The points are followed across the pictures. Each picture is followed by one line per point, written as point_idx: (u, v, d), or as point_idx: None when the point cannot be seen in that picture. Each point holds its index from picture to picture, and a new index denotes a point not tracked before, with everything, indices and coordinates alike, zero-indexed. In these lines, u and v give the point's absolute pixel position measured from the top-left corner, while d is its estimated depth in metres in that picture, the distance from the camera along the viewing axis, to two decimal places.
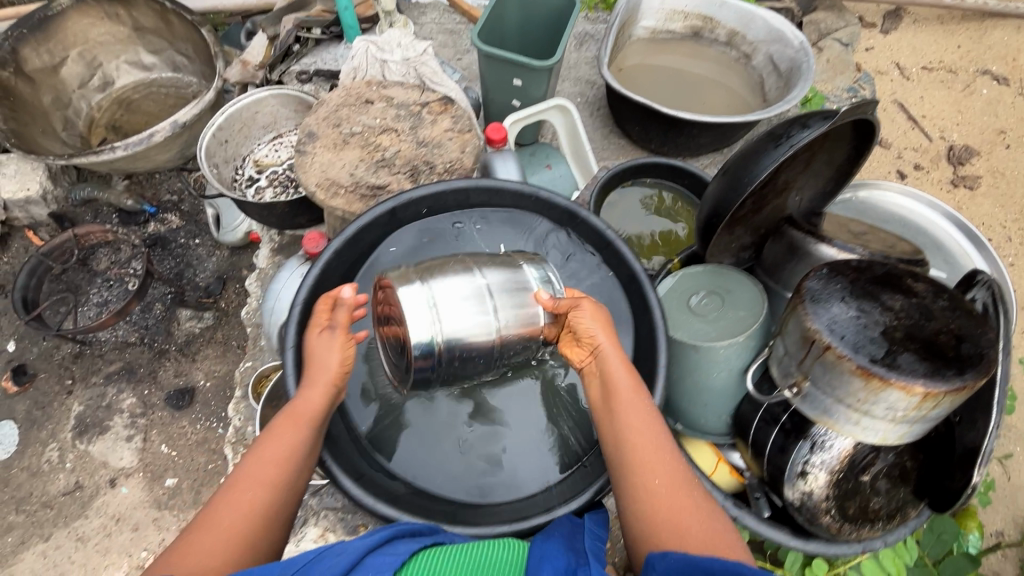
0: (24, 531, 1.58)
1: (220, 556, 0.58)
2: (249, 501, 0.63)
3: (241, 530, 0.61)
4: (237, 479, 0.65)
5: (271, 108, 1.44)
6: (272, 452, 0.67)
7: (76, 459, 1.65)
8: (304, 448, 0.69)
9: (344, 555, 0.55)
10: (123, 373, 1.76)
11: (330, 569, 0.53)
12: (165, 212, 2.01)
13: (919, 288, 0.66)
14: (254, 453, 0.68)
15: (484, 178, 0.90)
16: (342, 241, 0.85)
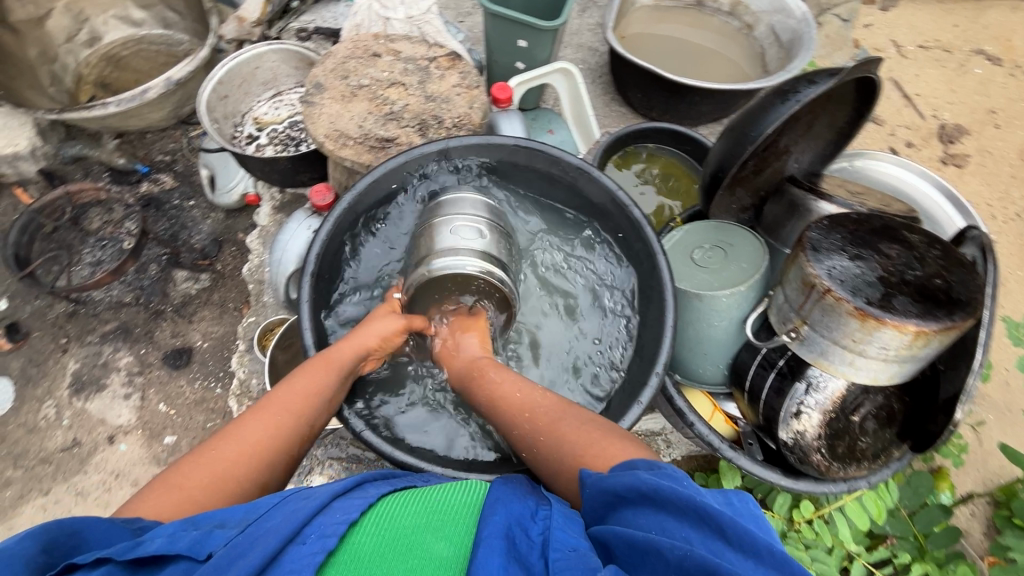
0: (23, 486, 1.58)
1: (238, 468, 0.64)
2: (271, 429, 0.68)
3: (254, 456, 0.66)
4: (263, 405, 0.71)
5: (272, 64, 1.42)
6: (302, 387, 0.73)
7: (74, 416, 1.66)
8: (328, 392, 0.75)
9: (311, 499, 0.54)
10: (119, 333, 1.75)
11: (296, 510, 0.52)
12: (158, 172, 1.97)
13: (914, 239, 0.69)
14: (285, 383, 0.74)
15: (493, 136, 0.91)
16: (354, 195, 0.87)
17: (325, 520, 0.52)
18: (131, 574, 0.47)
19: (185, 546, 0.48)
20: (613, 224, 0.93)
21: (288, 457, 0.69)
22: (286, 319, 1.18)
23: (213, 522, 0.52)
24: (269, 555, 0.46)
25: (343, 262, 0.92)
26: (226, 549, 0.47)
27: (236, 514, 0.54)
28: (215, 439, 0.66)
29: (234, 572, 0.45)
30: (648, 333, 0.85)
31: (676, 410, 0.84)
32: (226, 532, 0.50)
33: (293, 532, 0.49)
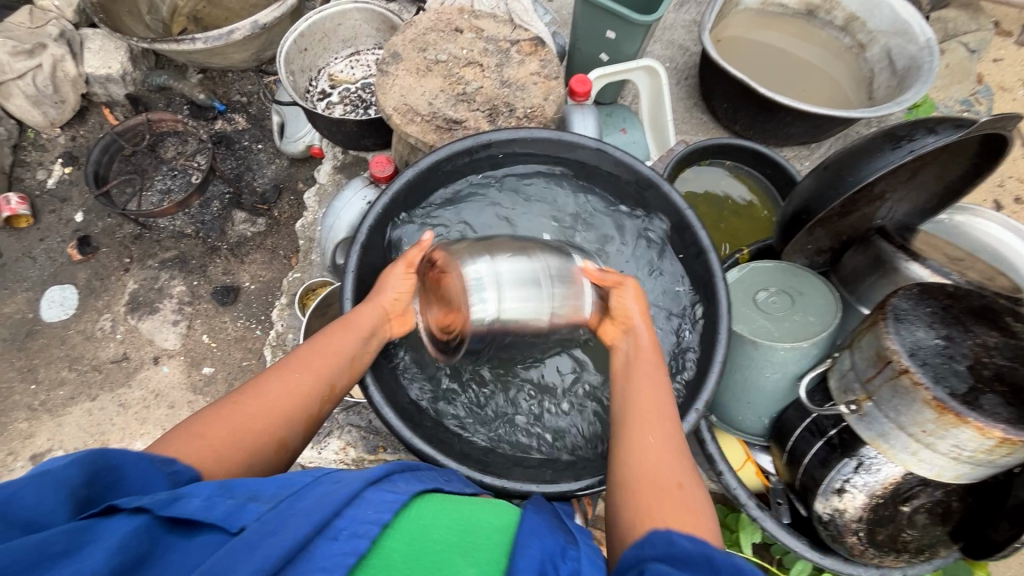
0: (74, 389, 1.70)
1: (260, 425, 0.64)
2: (289, 390, 0.68)
3: (276, 415, 0.66)
4: (283, 366, 0.71)
5: (354, 23, 1.41)
6: (323, 350, 0.73)
7: (126, 332, 1.76)
8: (348, 355, 0.74)
9: (343, 485, 0.51)
10: (176, 262, 1.83)
11: (325, 496, 0.49)
12: (233, 112, 2.03)
13: (1019, 329, 0.61)
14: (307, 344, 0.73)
15: (566, 132, 0.86)
16: (414, 172, 0.84)
17: (354, 515, 0.49)
18: (167, 531, 0.46)
19: (220, 517, 0.47)
20: (675, 247, 0.87)
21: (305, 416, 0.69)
22: (329, 283, 1.19)
23: (248, 493, 0.50)
24: (301, 539, 0.44)
25: (395, 238, 0.90)
26: (258, 523, 0.45)
27: (270, 487, 0.52)
28: (238, 395, 0.67)
29: (263, 550, 0.43)
30: (692, 371, 0.79)
31: (707, 456, 0.80)
32: (258, 506, 0.48)
33: (325, 521, 0.47)
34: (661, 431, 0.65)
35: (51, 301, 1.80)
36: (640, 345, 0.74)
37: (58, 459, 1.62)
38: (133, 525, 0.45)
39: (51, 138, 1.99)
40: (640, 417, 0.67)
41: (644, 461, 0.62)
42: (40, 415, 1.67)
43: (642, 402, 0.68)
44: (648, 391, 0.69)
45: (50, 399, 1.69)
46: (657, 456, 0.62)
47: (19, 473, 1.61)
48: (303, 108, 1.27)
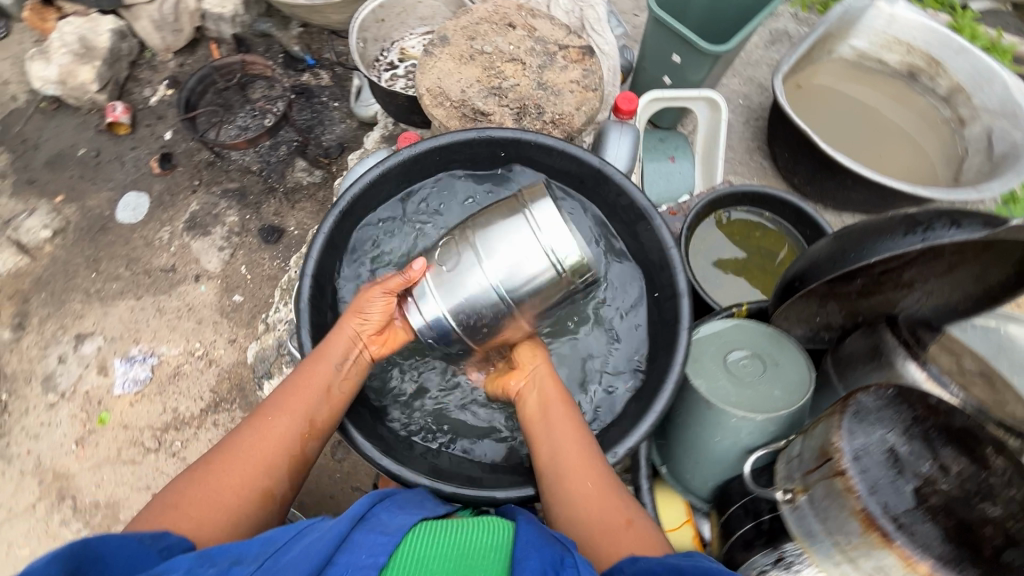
0: (125, 286, 1.88)
1: (241, 480, 0.69)
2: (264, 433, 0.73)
3: (257, 464, 0.71)
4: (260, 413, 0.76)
5: (434, 3, 1.46)
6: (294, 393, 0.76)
7: (179, 247, 1.92)
8: (326, 390, 0.77)
9: (330, 534, 0.57)
10: (237, 194, 1.98)
11: (313, 550, 0.55)
12: (321, 68, 2.15)
13: (994, 464, 0.54)
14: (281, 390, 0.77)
15: (571, 144, 0.86)
16: (411, 153, 0.87)
17: (348, 558, 0.56)
18: None
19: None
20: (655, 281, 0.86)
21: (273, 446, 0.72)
22: None
23: (230, 558, 0.54)
24: None
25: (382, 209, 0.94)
26: None
27: (252, 546, 0.56)
28: (218, 457, 0.71)
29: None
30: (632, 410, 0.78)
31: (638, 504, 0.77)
32: (244, 567, 0.53)
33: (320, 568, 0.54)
34: (592, 474, 0.70)
35: (126, 204, 1.99)
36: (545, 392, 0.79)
37: (96, 343, 1.80)
38: None
39: (163, 61, 2.19)
40: (571, 462, 0.71)
41: (591, 504, 0.67)
42: (91, 302, 1.86)
43: (564, 447, 0.72)
44: (569, 435, 0.73)
45: (103, 289, 1.88)
46: (603, 501, 0.67)
47: (62, 346, 1.80)
48: (364, 74, 1.33)
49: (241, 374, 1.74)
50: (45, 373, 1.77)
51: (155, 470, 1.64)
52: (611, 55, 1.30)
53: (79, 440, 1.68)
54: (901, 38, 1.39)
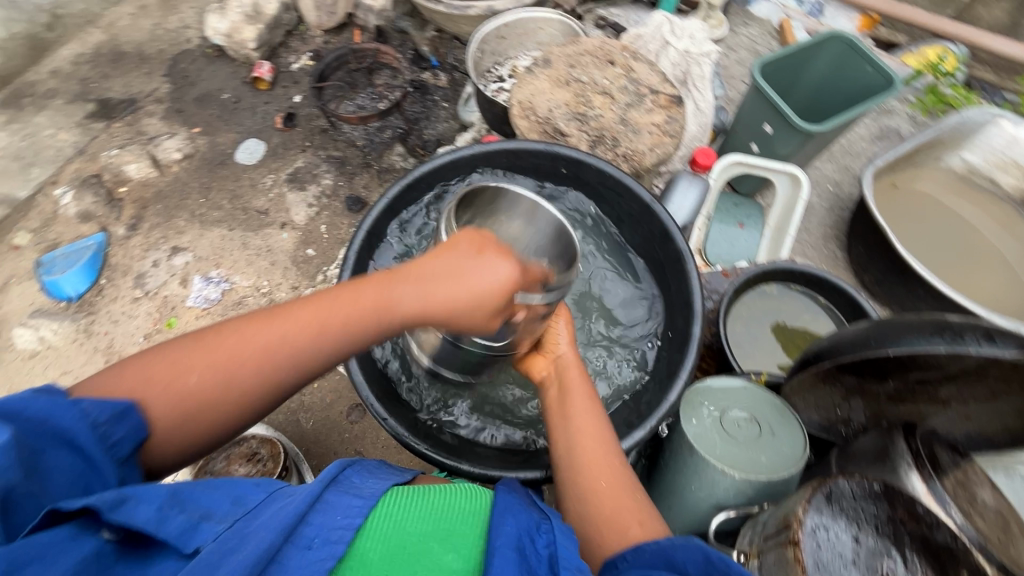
0: (223, 216, 2.12)
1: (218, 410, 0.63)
2: (282, 330, 0.63)
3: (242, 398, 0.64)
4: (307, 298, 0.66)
5: (553, 32, 1.58)
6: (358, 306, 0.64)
7: (276, 194, 2.14)
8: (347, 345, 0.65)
9: (298, 496, 0.57)
10: (337, 162, 2.18)
11: (279, 515, 0.54)
12: (442, 71, 2.35)
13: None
14: (308, 309, 0.65)
15: (629, 177, 0.94)
16: (480, 150, 0.97)
17: (320, 520, 0.56)
18: (116, 560, 0.51)
19: (174, 534, 0.52)
20: (673, 320, 0.93)
21: (272, 369, 0.63)
22: None
23: (199, 511, 0.55)
24: (262, 553, 0.50)
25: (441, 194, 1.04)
26: (216, 544, 0.51)
27: (222, 504, 0.57)
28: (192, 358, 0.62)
29: (228, 566, 0.48)
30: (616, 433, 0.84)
31: None
32: (215, 526, 0.54)
33: (292, 525, 0.54)
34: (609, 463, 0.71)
35: (245, 147, 2.25)
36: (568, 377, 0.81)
37: (185, 258, 2.04)
38: (84, 552, 0.49)
39: (313, 35, 2.48)
40: (589, 457, 0.72)
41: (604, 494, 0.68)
42: (193, 222, 2.11)
43: (585, 438, 0.73)
44: (589, 423, 0.75)
45: (204, 214, 2.12)
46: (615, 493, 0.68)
47: (159, 253, 2.05)
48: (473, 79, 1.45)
49: None
50: (139, 271, 2.02)
51: None
52: (705, 112, 1.36)
53: (146, 335, 1.90)
54: (1019, 162, 1.32)
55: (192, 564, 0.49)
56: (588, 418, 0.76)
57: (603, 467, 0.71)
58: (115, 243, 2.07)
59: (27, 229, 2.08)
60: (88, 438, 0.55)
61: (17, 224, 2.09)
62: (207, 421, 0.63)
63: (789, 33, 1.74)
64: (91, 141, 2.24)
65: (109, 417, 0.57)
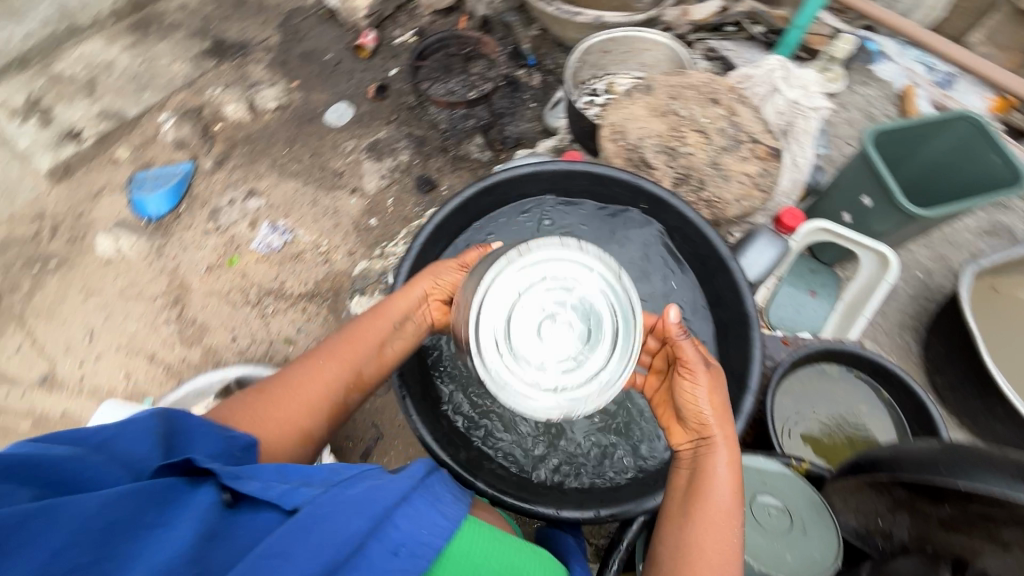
0: (301, 170, 2.21)
1: (300, 416, 0.87)
2: (319, 383, 0.89)
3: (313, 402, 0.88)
4: (316, 357, 0.91)
5: (659, 56, 1.55)
6: (363, 334, 0.93)
7: (353, 160, 2.21)
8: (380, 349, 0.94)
9: (383, 493, 0.62)
10: (417, 141, 2.23)
11: (366, 503, 0.60)
12: (537, 71, 2.34)
13: None
14: (337, 341, 0.93)
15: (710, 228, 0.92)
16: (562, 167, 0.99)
17: (408, 526, 0.61)
18: (229, 515, 0.60)
19: (280, 497, 0.62)
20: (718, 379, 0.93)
21: (326, 363, 0.90)
22: None
23: (301, 482, 0.65)
24: (366, 530, 0.58)
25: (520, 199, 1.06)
26: (312, 509, 0.58)
27: (319, 479, 0.66)
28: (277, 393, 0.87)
29: (322, 549, 0.56)
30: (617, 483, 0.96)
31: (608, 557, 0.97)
32: (309, 491, 0.63)
33: (379, 519, 0.59)
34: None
35: (335, 109, 2.33)
36: (710, 469, 0.78)
37: (258, 202, 2.14)
38: (210, 502, 0.60)
39: (421, 13, 2.53)
40: (706, 563, 0.73)
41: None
42: (272, 170, 2.21)
43: (706, 565, 0.73)
44: (712, 535, 0.74)
45: (284, 165, 2.22)
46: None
47: (236, 192, 2.16)
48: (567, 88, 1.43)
49: (343, 283, 1.98)
50: (215, 205, 2.14)
51: (248, 320, 1.95)
52: (801, 168, 1.30)
53: (211, 267, 2.03)
54: None
55: (292, 523, 0.57)
56: (716, 524, 0.75)
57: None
58: (201, 175, 2.19)
59: (128, 145, 2.24)
60: (211, 435, 0.73)
61: (120, 139, 2.26)
62: (297, 428, 0.86)
63: (910, 102, 1.63)
64: (199, 76, 2.38)
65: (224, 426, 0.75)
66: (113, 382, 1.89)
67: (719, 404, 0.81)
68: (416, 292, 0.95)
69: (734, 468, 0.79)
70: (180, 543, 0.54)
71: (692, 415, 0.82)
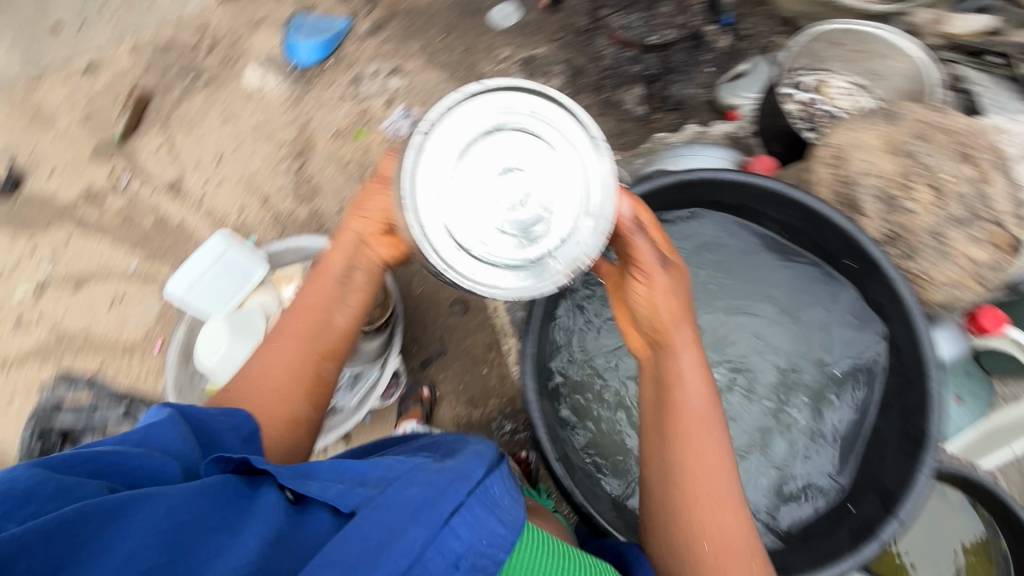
0: (450, 62, 2.12)
1: (275, 390, 1.09)
2: (281, 364, 1.10)
3: (273, 384, 1.09)
4: (272, 341, 1.13)
5: (896, 65, 1.36)
6: (304, 302, 1.14)
7: (503, 70, 2.09)
8: (325, 303, 1.13)
9: (446, 500, 0.78)
10: (574, 70, 2.08)
11: (432, 510, 0.76)
12: (727, 33, 2.09)
13: None
14: (284, 324, 1.14)
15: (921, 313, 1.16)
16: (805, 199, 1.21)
17: (467, 532, 0.76)
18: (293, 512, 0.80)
19: (337, 498, 0.80)
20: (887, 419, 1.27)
21: (274, 344, 1.12)
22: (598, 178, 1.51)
23: (356, 481, 0.83)
24: (432, 529, 0.75)
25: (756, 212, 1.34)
26: (368, 513, 0.76)
27: (373, 474, 0.84)
28: (248, 385, 1.10)
29: (387, 556, 0.72)
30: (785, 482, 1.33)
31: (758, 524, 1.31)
32: (365, 489, 0.81)
33: (438, 528, 0.75)
34: (726, 495, 1.01)
35: (501, 7, 2.17)
36: (673, 368, 1.03)
37: (400, 83, 2.09)
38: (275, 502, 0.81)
39: None
40: (699, 479, 1.00)
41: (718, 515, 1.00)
42: (421, 53, 2.13)
43: (698, 489, 1.00)
44: (700, 446, 1.01)
45: (434, 51, 2.13)
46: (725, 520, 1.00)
47: (381, 65, 2.12)
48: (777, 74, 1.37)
49: None
50: (358, 72, 2.11)
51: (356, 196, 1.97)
52: None
53: (339, 133, 2.05)
54: None
55: (357, 523, 0.75)
56: (705, 444, 1.01)
57: (706, 488, 1.00)
58: (354, 36, 2.15)
59: None
60: (216, 425, 0.93)
61: None
62: (280, 399, 1.09)
63: None
64: None
65: (223, 411, 0.95)
66: (227, 210, 2.01)
67: (672, 303, 1.02)
68: (352, 234, 1.13)
69: (697, 363, 1.03)
70: (250, 543, 0.73)
71: (651, 327, 1.04)
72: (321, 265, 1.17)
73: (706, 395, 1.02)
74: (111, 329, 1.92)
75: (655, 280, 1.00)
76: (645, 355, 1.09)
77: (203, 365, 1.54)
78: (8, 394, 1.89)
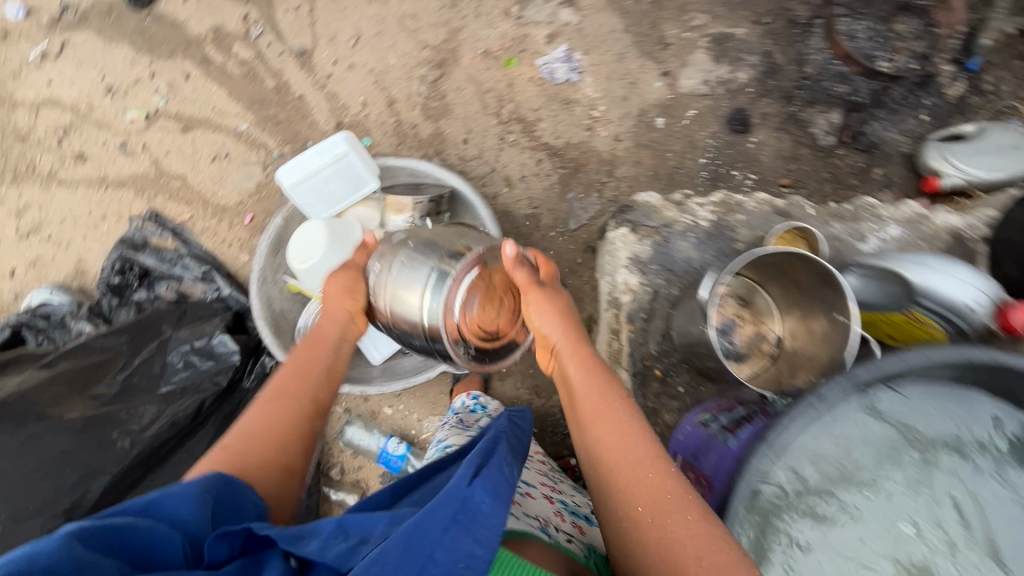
0: (633, 11, 1.83)
1: (271, 451, 0.94)
2: (276, 417, 0.98)
3: (265, 439, 0.95)
4: (258, 402, 1.00)
5: None
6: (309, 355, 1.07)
7: (689, 40, 1.81)
8: (320, 367, 1.07)
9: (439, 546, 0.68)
10: (769, 67, 1.78)
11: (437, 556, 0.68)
12: (964, 82, 1.74)
13: None
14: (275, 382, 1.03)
15: None
16: None
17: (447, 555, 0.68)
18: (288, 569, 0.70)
19: (335, 557, 0.68)
20: None
21: (269, 402, 0.99)
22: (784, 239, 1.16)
23: (357, 535, 0.70)
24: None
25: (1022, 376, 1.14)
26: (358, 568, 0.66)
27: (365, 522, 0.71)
28: (229, 445, 0.93)
29: None
30: None
31: None
32: (364, 547, 0.68)
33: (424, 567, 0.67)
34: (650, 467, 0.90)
35: None
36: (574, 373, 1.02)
37: (571, 18, 1.83)
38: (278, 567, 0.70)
39: None
40: (642, 486, 0.88)
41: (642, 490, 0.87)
42: None
43: (647, 488, 0.87)
44: (609, 434, 0.95)
45: None
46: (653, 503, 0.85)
47: None
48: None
49: (589, 162, 1.76)
50: None
51: (485, 130, 1.79)
52: None
53: (488, 53, 1.84)
54: None
55: None
56: (609, 419, 0.96)
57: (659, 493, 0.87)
58: None
59: None
60: (225, 498, 0.80)
61: None
62: (266, 467, 0.92)
63: None
64: None
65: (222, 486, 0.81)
66: (349, 100, 1.86)
67: (551, 315, 1.05)
68: (341, 311, 1.10)
69: (580, 358, 1.05)
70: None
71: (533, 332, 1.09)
72: (315, 331, 1.11)
73: (591, 374, 1.02)
74: (207, 185, 1.87)
75: (551, 300, 1.06)
76: (551, 365, 1.11)
77: (293, 263, 1.47)
78: (99, 213, 1.90)
